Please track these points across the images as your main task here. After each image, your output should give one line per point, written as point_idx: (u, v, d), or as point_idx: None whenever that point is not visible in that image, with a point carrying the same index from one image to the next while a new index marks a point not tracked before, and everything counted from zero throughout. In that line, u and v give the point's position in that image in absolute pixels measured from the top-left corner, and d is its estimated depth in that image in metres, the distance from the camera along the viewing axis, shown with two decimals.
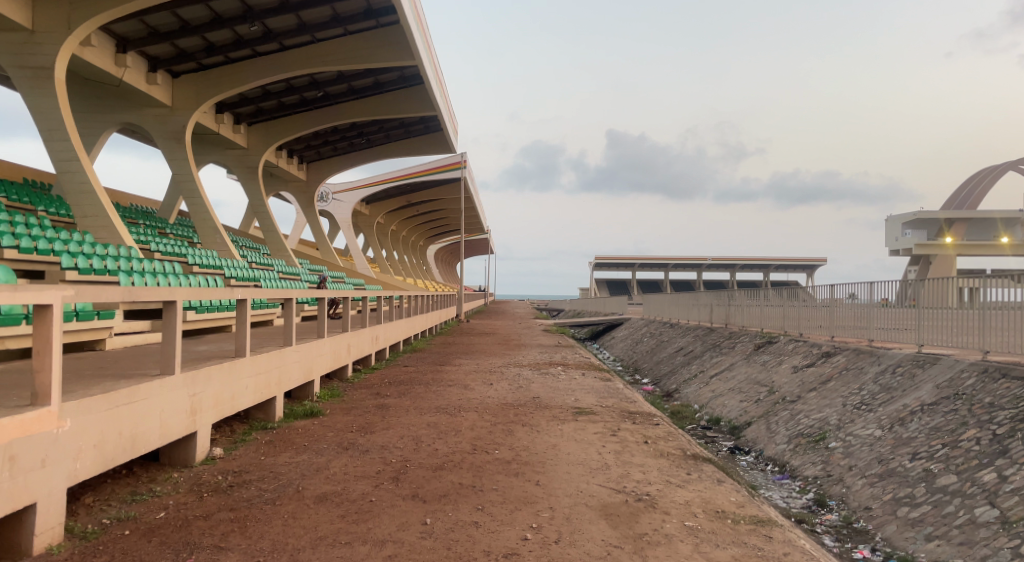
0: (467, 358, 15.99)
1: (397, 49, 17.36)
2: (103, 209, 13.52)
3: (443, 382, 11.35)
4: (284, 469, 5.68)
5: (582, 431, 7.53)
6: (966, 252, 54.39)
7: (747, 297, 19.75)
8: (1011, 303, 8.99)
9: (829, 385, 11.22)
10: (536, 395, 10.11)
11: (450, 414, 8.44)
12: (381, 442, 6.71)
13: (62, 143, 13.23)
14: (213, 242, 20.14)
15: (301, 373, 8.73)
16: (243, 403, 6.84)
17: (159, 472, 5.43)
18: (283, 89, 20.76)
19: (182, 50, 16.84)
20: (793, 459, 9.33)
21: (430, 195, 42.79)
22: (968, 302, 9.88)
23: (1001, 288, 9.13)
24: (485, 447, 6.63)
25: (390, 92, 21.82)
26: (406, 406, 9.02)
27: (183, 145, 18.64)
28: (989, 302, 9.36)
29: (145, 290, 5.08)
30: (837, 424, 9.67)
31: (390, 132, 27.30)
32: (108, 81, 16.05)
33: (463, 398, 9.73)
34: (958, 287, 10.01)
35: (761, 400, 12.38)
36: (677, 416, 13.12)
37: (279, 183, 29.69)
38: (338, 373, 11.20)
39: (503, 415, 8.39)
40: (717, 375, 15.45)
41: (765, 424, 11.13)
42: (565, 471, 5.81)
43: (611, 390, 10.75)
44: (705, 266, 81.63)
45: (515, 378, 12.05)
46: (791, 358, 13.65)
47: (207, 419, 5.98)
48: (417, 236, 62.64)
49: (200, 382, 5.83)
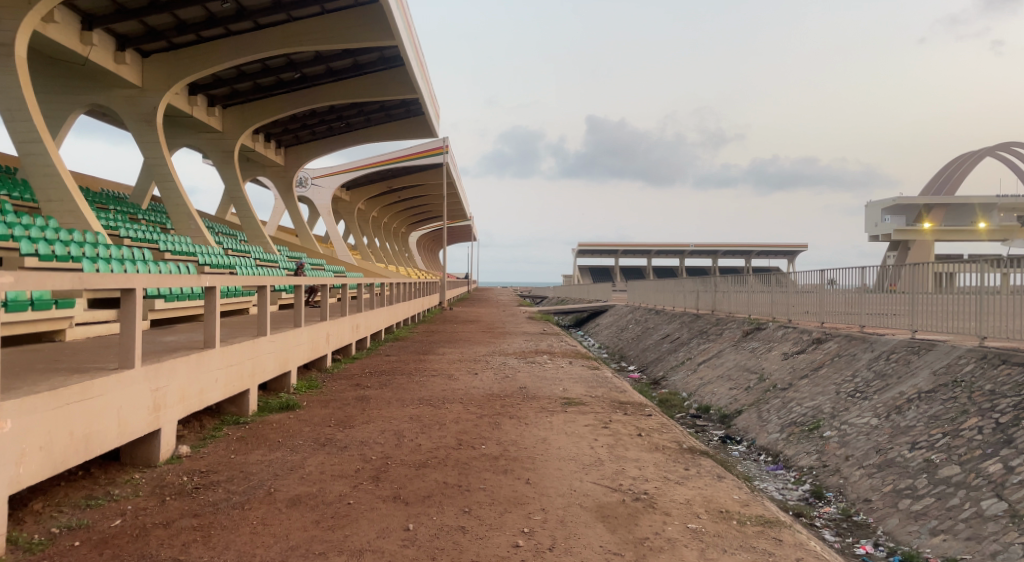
0: (451, 346, 15.62)
1: (377, 28, 16.82)
2: (69, 193, 12.77)
3: (426, 372, 10.96)
4: (255, 469, 5.28)
5: (573, 423, 7.20)
6: (944, 237, 54.88)
7: (733, 283, 19.53)
8: (981, 286, 9.22)
9: (822, 372, 11.01)
10: (523, 385, 9.77)
11: (434, 406, 8.07)
12: (360, 438, 6.32)
13: (24, 124, 12.44)
14: (187, 228, 19.48)
15: (277, 364, 8.31)
16: (213, 397, 6.41)
17: (119, 474, 4.99)
18: (259, 70, 20.08)
19: (152, 28, 16.12)
20: (787, 449, 9.12)
21: (412, 180, 42.14)
22: (944, 287, 10.12)
23: (972, 273, 9.37)
24: (471, 442, 6.27)
25: (371, 74, 21.21)
26: (388, 398, 8.63)
27: (155, 128, 17.94)
28: (967, 285, 9.53)
29: (98, 277, 4.63)
30: (831, 412, 9.46)
31: (370, 114, 26.67)
32: (73, 60, 15.29)
33: (448, 389, 9.36)
34: (934, 272, 10.23)
35: (751, 387, 12.17)
36: (666, 404, 12.88)
37: (256, 168, 28.94)
38: (317, 363, 10.77)
39: (490, 407, 8.03)
40: (705, 362, 15.23)
41: (756, 413, 10.92)
42: (556, 467, 5.48)
43: (600, 379, 10.46)
44: (688, 253, 81.79)
45: (501, 367, 11.71)
46: (781, 345, 13.44)
47: (171, 415, 5.55)
48: (399, 223, 61.88)
49: (164, 375, 5.39)
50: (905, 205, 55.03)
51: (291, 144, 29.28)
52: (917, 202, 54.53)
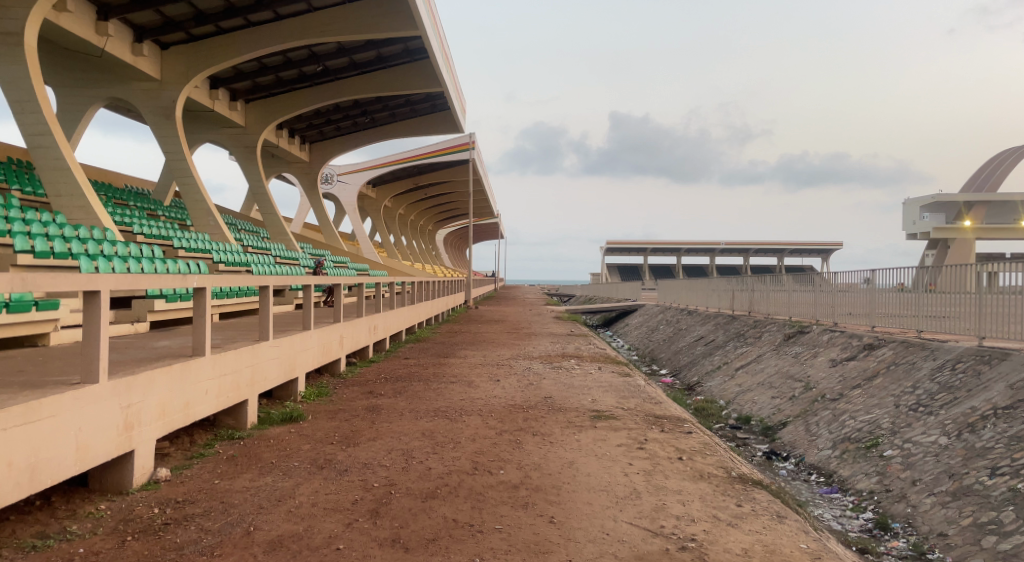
0: (472, 348, 14.92)
1: (399, 18, 16.17)
2: (79, 188, 12.30)
3: (444, 378, 10.24)
4: (239, 499, 4.59)
5: (604, 442, 6.41)
6: (985, 236, 52.71)
7: (770, 282, 18.38)
8: None
9: (877, 381, 10.03)
10: (548, 394, 8.98)
11: (450, 420, 7.33)
12: (364, 459, 5.62)
13: (33, 116, 11.99)
14: (206, 224, 19.07)
15: (281, 372, 7.66)
16: (202, 411, 5.76)
17: (82, 504, 4.35)
18: (280, 63, 19.60)
19: (169, 19, 15.68)
20: (842, 469, 8.23)
21: (437, 177, 41.59)
22: (985, 288, 9.58)
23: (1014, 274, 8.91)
24: (489, 465, 5.53)
25: (393, 67, 20.59)
26: (400, 409, 7.93)
27: (173, 122, 17.54)
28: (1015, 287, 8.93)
29: (51, 279, 3.99)
30: (891, 428, 8.52)
31: (395, 109, 26.07)
32: (90, 52, 14.90)
33: (466, 398, 8.62)
34: (974, 272, 9.69)
35: (796, 397, 11.24)
36: (702, 413, 12.01)
37: (280, 164, 28.60)
38: (329, 368, 10.13)
39: (511, 421, 7.26)
40: (743, 367, 14.29)
41: (803, 425, 10.02)
42: (586, 501, 4.71)
43: (632, 388, 9.64)
44: (719, 251, 80.00)
45: (524, 373, 10.95)
46: (828, 350, 12.42)
47: (149, 434, 4.90)
48: (425, 220, 61.47)
49: (137, 390, 4.74)
50: (945, 202, 52.84)
51: (314, 140, 28.87)
52: (957, 199, 52.37)
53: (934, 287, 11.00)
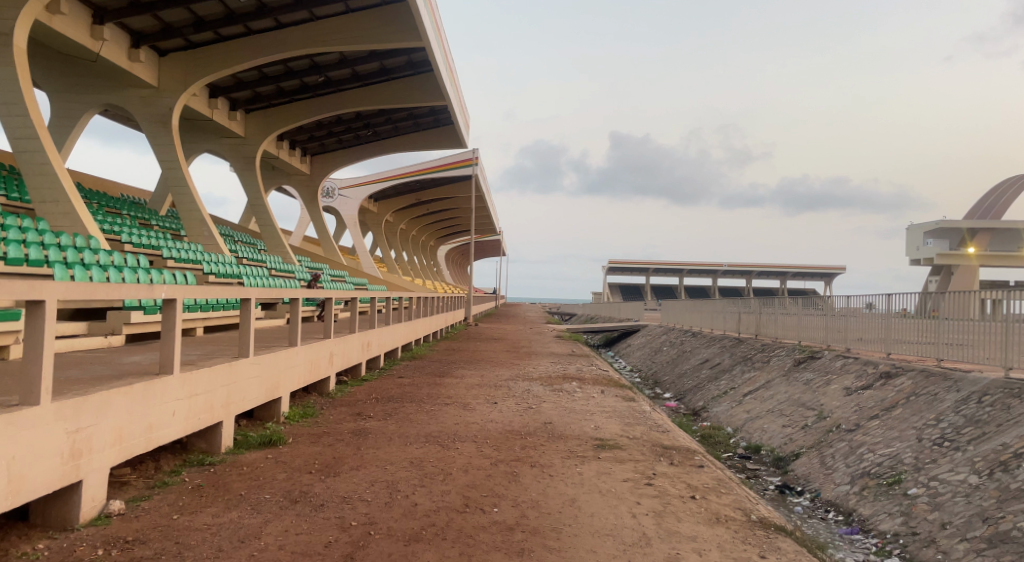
0: (470, 367, 14.38)
1: (404, 28, 15.85)
2: (65, 193, 11.82)
3: (439, 400, 9.69)
4: (197, 539, 4.06)
5: (609, 476, 5.87)
6: (988, 263, 52.27)
7: (779, 305, 17.81)
8: None
9: (896, 412, 9.48)
10: (549, 420, 8.43)
11: (443, 447, 6.80)
12: (343, 492, 5.08)
13: (20, 119, 11.52)
14: (200, 234, 18.63)
15: (263, 392, 7.15)
16: (168, 435, 5.24)
17: (17, 543, 3.81)
18: (282, 73, 19.27)
19: (168, 24, 15.36)
20: (862, 507, 7.67)
21: (440, 192, 41.26)
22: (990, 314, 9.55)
23: None
24: (482, 502, 4.99)
25: (397, 79, 20.29)
26: (389, 433, 7.39)
27: (170, 130, 17.17)
28: None
29: None
30: (914, 464, 7.96)
31: (397, 123, 25.76)
32: (85, 56, 14.53)
33: (460, 422, 8.08)
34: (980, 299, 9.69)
35: (809, 426, 10.68)
36: (709, 441, 11.45)
37: (281, 176, 28.25)
38: (317, 386, 9.61)
39: (508, 449, 6.72)
40: (751, 393, 13.72)
41: (818, 457, 9.48)
42: (589, 548, 4.18)
43: (637, 414, 9.09)
44: (721, 272, 79.47)
45: (523, 396, 10.39)
46: (841, 378, 11.84)
47: (102, 462, 4.39)
48: (427, 236, 61.13)
49: (87, 413, 4.23)
50: (949, 228, 52.47)
51: (316, 152, 28.56)
52: (961, 226, 52.02)
53: (937, 312, 10.83)
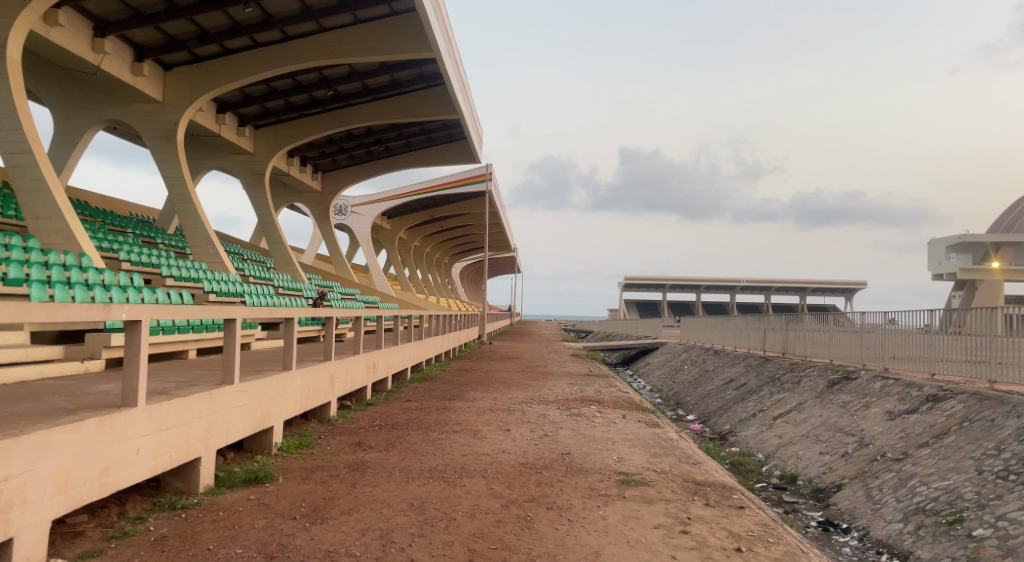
0: (483, 389, 13.64)
1: (413, 39, 15.38)
2: (59, 210, 11.36)
3: (447, 427, 8.97)
4: None
5: (637, 521, 5.12)
6: (1015, 278, 50.67)
7: (808, 322, 16.86)
8: None
9: (949, 440, 8.60)
10: (566, 450, 7.68)
11: (449, 484, 6.08)
12: (329, 545, 4.38)
13: (12, 134, 11.07)
14: (205, 252, 18.15)
15: (251, 423, 6.48)
16: (131, 477, 4.59)
17: None
18: (290, 87, 18.88)
19: (172, 37, 15.02)
20: (920, 550, 6.82)
21: (454, 209, 40.82)
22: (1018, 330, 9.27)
23: None
24: (491, 557, 4.26)
25: (408, 93, 19.83)
26: (391, 467, 6.69)
27: (175, 146, 16.78)
28: None
29: None
30: (977, 501, 7.09)
31: (409, 138, 25.33)
32: (86, 70, 14.17)
33: (469, 454, 7.35)
34: (1005, 314, 9.47)
35: (850, 454, 9.82)
36: (739, 469, 10.61)
37: (292, 193, 27.90)
38: (317, 413, 8.97)
39: (522, 487, 5.99)
40: (782, 417, 12.84)
41: (863, 489, 8.62)
42: None
43: (663, 443, 8.31)
44: (739, 288, 78.19)
45: (539, 422, 9.63)
46: (883, 401, 10.92)
47: (41, 514, 3.75)
48: (441, 253, 60.73)
49: (21, 458, 3.60)
50: (972, 242, 51.16)
51: (327, 169, 28.21)
52: (984, 239, 50.60)
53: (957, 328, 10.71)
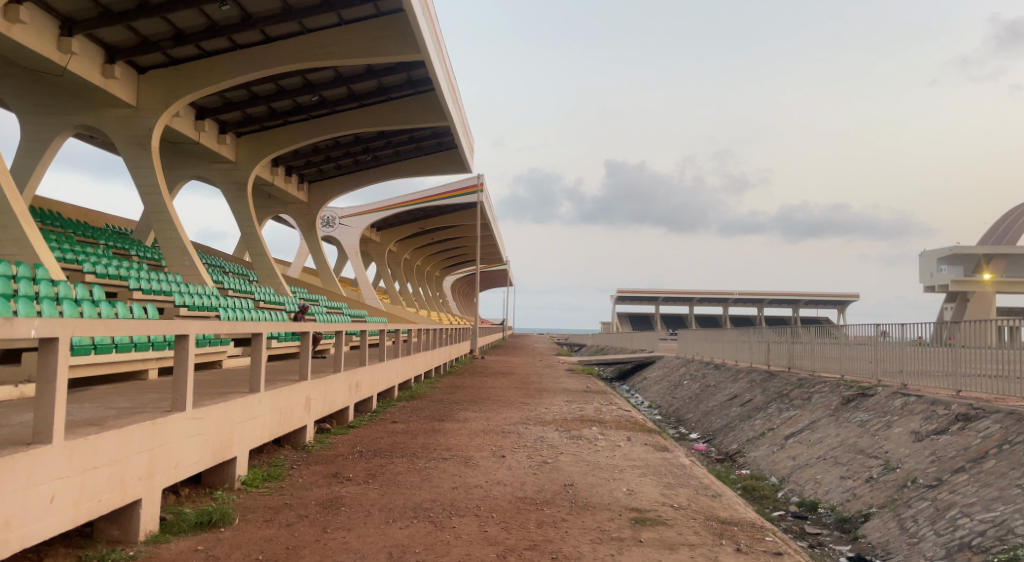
0: (475, 408, 12.78)
1: (401, 40, 14.62)
2: (14, 218, 10.47)
3: (435, 453, 8.11)
4: None
5: None
6: (1007, 290, 50.27)
7: (816, 334, 16.09)
8: None
9: (989, 464, 7.81)
10: (569, 481, 6.84)
11: (436, 526, 5.23)
12: None
13: None
14: (180, 264, 17.24)
15: (208, 455, 5.60)
16: (42, 530, 3.72)
17: None
18: (272, 92, 18.11)
19: (146, 38, 14.23)
20: None
21: (445, 220, 39.99)
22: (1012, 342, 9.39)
23: None
24: None
25: (396, 98, 19.06)
26: (370, 504, 5.83)
27: (149, 153, 15.93)
28: None
29: None
30: None
31: (399, 147, 24.57)
32: (52, 71, 13.34)
33: (460, 487, 6.50)
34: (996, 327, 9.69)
35: (875, 479, 9.03)
36: (754, 495, 9.82)
37: (278, 204, 27.06)
38: (292, 438, 8.10)
39: (520, 530, 5.15)
40: (795, 436, 12.05)
41: (894, 521, 7.80)
42: None
43: (675, 471, 7.48)
44: (732, 301, 77.68)
45: (537, 446, 8.79)
46: (907, 420, 10.13)
47: None
48: (432, 266, 59.90)
49: None
50: (964, 255, 50.67)
51: (313, 180, 27.41)
52: (976, 252, 50.16)
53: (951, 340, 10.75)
